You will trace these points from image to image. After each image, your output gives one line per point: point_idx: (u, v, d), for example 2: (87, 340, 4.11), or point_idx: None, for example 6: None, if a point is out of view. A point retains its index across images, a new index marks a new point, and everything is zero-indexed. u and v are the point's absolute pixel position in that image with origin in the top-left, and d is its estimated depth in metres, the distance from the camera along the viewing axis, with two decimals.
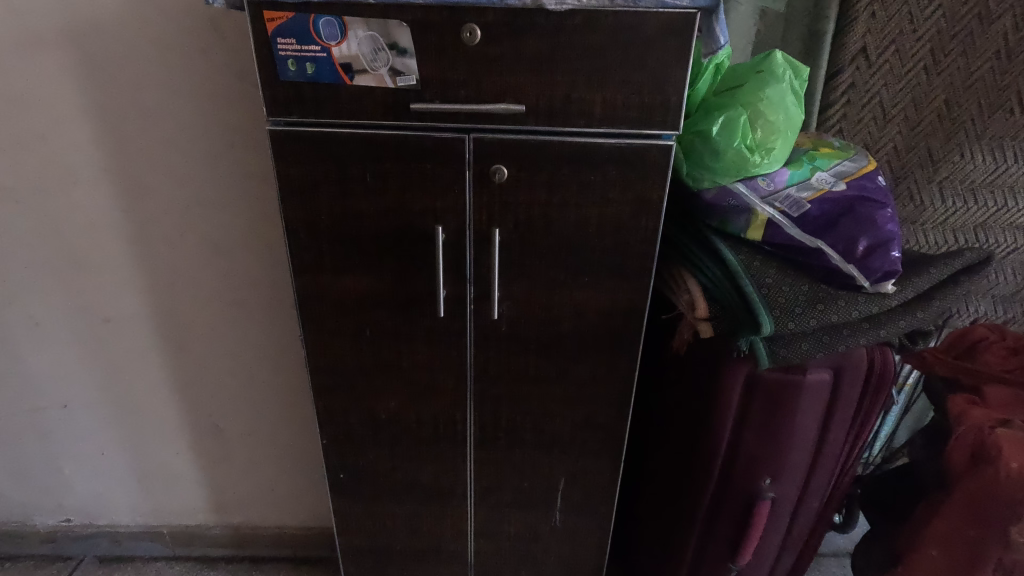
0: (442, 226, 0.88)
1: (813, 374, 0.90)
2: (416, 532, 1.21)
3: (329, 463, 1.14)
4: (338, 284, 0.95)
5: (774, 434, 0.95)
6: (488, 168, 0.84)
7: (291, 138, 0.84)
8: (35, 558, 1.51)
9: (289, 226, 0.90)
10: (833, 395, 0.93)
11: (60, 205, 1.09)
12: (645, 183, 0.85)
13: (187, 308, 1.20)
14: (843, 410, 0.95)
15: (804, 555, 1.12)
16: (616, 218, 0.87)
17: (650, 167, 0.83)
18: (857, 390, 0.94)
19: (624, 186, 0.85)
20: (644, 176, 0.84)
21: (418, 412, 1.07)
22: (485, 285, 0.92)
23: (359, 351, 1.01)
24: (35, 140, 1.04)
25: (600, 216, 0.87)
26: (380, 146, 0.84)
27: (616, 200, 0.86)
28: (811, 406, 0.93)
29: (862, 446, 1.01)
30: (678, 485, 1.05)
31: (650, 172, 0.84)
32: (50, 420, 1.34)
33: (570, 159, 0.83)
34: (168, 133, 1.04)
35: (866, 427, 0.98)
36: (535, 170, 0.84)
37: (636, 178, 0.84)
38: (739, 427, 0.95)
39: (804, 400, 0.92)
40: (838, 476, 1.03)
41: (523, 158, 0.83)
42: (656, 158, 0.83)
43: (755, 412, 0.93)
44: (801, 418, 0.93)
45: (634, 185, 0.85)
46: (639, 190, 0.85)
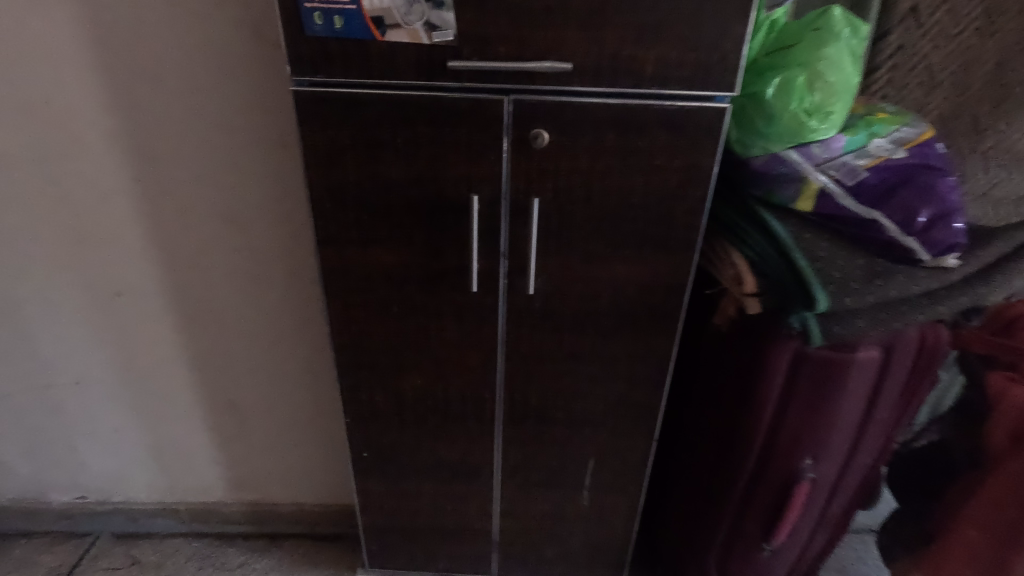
0: (477, 196, 0.83)
1: (863, 352, 0.87)
2: (439, 510, 1.19)
3: (352, 442, 1.11)
4: (365, 258, 0.90)
5: (818, 414, 0.91)
6: (530, 131, 0.79)
7: (316, 100, 0.78)
8: (51, 535, 1.50)
9: (313, 195, 0.85)
10: (882, 373, 0.90)
11: (68, 174, 1.04)
12: (694, 149, 0.79)
13: (203, 282, 1.15)
14: (890, 388, 0.92)
15: (835, 535, 1.11)
16: (662, 187, 0.82)
17: (700, 132, 0.78)
18: (906, 368, 0.91)
19: (672, 152, 0.80)
20: (694, 142, 0.79)
21: (445, 390, 1.03)
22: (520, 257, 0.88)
23: (385, 327, 0.97)
24: (40, 104, 0.98)
25: (645, 184, 0.82)
26: (412, 108, 0.78)
27: (662, 168, 0.81)
28: (859, 385, 0.89)
29: (904, 425, 0.99)
30: (713, 466, 1.03)
31: (700, 137, 0.78)
32: (63, 396, 1.30)
33: (617, 123, 0.78)
34: (180, 97, 0.98)
35: (910, 406, 0.96)
36: (578, 134, 0.79)
37: (685, 143, 0.79)
38: (784, 407, 0.92)
39: (853, 379, 0.88)
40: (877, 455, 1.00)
41: (566, 122, 0.78)
42: (707, 122, 0.77)
43: (800, 392, 0.90)
44: (847, 398, 0.90)
45: (683, 152, 0.80)
46: (688, 156, 0.80)
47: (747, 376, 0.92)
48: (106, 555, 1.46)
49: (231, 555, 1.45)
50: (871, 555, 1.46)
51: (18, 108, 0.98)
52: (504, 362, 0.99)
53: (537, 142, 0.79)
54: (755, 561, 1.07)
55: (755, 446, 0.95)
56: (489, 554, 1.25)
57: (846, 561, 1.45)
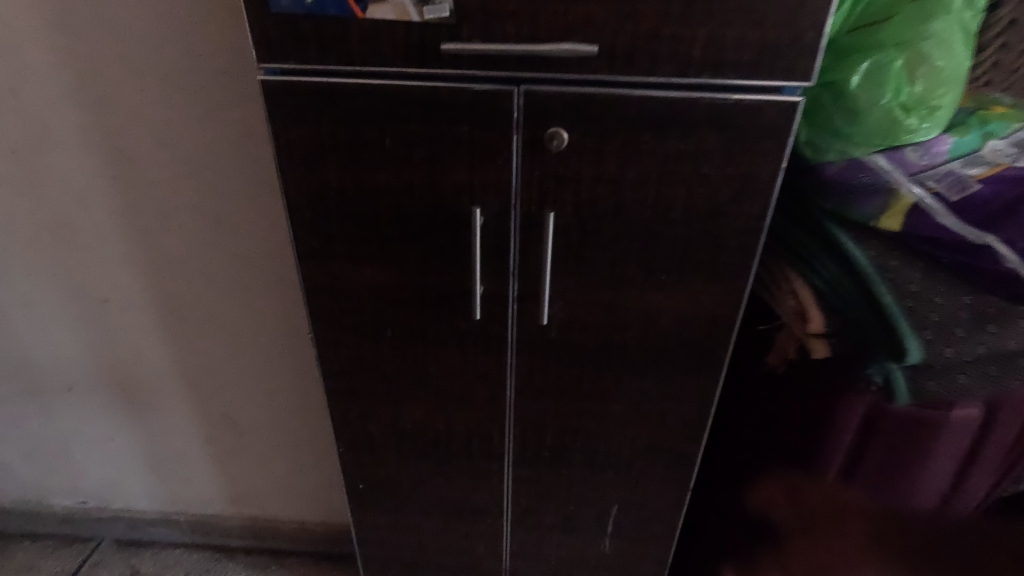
0: (481, 208, 0.69)
1: (959, 411, 0.69)
2: (444, 548, 1.07)
3: (347, 474, 1.00)
4: (352, 276, 0.77)
5: (894, 480, 0.74)
6: (545, 130, 0.64)
7: (289, 91, 0.65)
8: (53, 539, 1.45)
9: (291, 203, 0.73)
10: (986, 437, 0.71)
11: (47, 169, 0.96)
12: (752, 155, 0.63)
13: (192, 287, 1.07)
14: (997, 456, 0.72)
15: None
16: (708, 201, 0.66)
17: (762, 132, 0.61)
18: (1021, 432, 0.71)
19: (724, 158, 0.63)
20: (753, 145, 0.62)
21: (448, 423, 0.90)
22: (533, 281, 0.74)
23: (378, 353, 0.84)
24: (12, 94, 0.90)
25: (687, 198, 0.66)
26: (402, 101, 0.64)
27: (711, 178, 0.65)
28: (951, 450, 0.71)
29: None
30: (761, 528, 0.87)
31: (761, 139, 0.62)
32: (57, 402, 1.25)
33: (654, 122, 0.62)
34: (157, 84, 0.88)
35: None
36: (605, 135, 0.63)
37: (741, 147, 0.63)
38: (849, 472, 0.75)
39: (943, 444, 0.70)
40: None
41: (590, 120, 0.63)
42: (771, 120, 0.61)
43: (870, 453, 0.73)
44: (934, 465, 0.72)
45: (738, 158, 0.63)
46: (743, 163, 0.63)
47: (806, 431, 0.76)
48: (106, 563, 1.41)
49: (230, 572, 1.38)
50: None
51: None
52: (514, 398, 0.85)
53: (553, 144, 0.64)
54: None
55: (812, 513, 0.79)
56: None
57: None
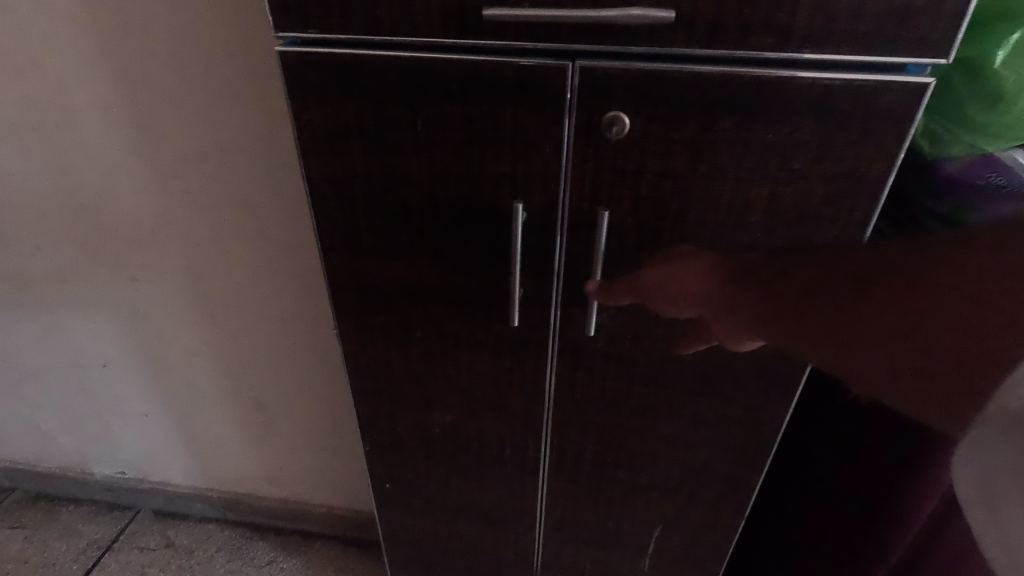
0: (525, 203, 0.60)
1: None
2: (472, 552, 1.02)
3: (373, 473, 0.95)
4: (380, 272, 0.70)
5: None
6: (606, 114, 0.54)
7: (309, 65, 0.57)
8: (95, 505, 1.49)
9: (314, 191, 0.65)
10: None
11: (73, 144, 0.92)
12: (858, 149, 0.52)
13: (221, 270, 1.02)
14: None
15: None
16: (796, 203, 0.55)
17: (873, 122, 0.50)
18: None
19: (820, 152, 0.53)
20: (860, 137, 0.51)
21: (480, 430, 0.84)
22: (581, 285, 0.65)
23: (407, 354, 0.78)
24: (34, 64, 0.86)
25: (771, 199, 0.56)
26: (437, 77, 0.56)
27: (802, 175, 0.54)
28: None
29: None
30: (833, 561, 0.80)
31: (872, 130, 0.51)
32: (94, 377, 1.25)
33: (738, 106, 0.52)
34: (178, 54, 0.81)
35: None
36: (676, 121, 0.53)
37: (844, 140, 0.52)
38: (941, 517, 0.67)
39: None
40: None
41: (659, 103, 0.52)
42: (885, 106, 0.50)
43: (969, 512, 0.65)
44: None
45: (839, 153, 0.52)
46: (845, 159, 0.53)
47: (894, 470, 0.70)
48: (143, 533, 1.43)
49: (260, 550, 1.38)
50: None
51: (15, 69, 0.86)
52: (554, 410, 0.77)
53: (614, 131, 0.54)
54: None
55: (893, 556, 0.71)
56: None
57: None
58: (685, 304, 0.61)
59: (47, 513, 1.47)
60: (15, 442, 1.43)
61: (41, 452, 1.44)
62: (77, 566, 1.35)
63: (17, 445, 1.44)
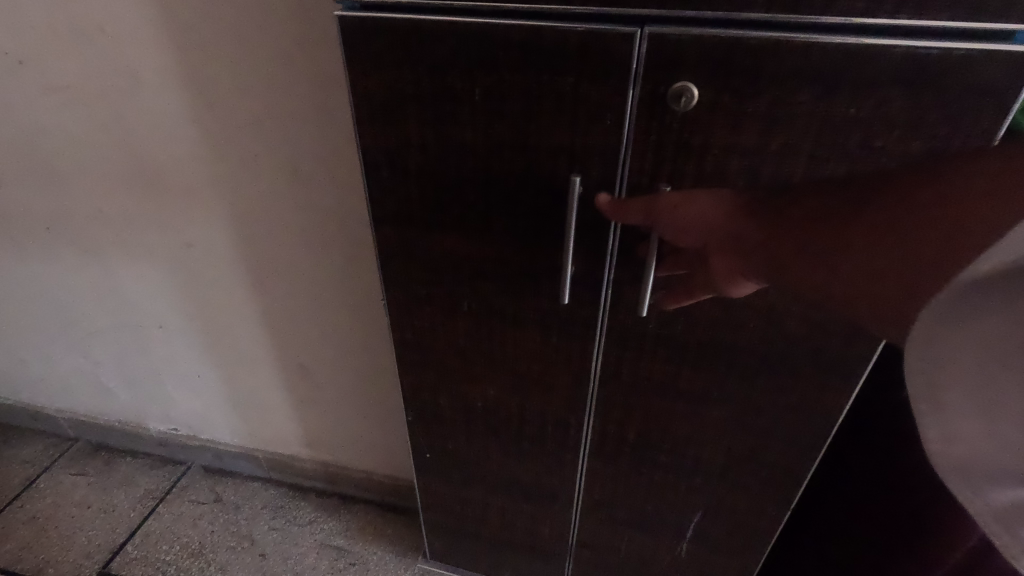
0: (582, 177, 0.58)
1: None
2: (507, 525, 1.04)
3: (414, 442, 0.97)
4: (430, 244, 0.70)
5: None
6: (675, 84, 0.51)
7: (368, 30, 0.56)
8: (151, 458, 1.58)
9: (367, 160, 0.65)
10: None
11: (134, 110, 0.95)
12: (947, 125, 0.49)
13: (271, 238, 1.05)
14: None
15: None
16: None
17: (967, 96, 0.47)
18: None
19: (905, 128, 0.49)
20: (949, 113, 0.48)
21: (522, 406, 0.84)
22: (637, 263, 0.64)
23: (453, 327, 0.78)
24: (99, 31, 0.88)
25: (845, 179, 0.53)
26: (497, 44, 0.54)
27: (881, 154, 0.51)
28: None
29: None
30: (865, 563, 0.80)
31: (963, 105, 0.48)
32: (150, 337, 1.30)
33: (818, 77, 0.49)
34: (234, 20, 0.82)
35: None
36: (751, 92, 0.51)
37: (932, 117, 0.49)
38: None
39: None
40: None
41: (734, 72, 0.50)
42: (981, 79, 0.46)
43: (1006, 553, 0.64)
44: None
45: (925, 130, 0.49)
46: (931, 137, 0.49)
47: (939, 491, 0.69)
48: (194, 487, 1.50)
49: (302, 510, 1.43)
50: None
51: (81, 34, 0.89)
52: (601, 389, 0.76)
53: (682, 102, 0.52)
54: None
55: (953, 556, 0.68)
56: None
57: None
58: (695, 236, 0.55)
59: (107, 463, 1.57)
60: (78, 396, 1.52)
61: (102, 406, 1.53)
62: (134, 514, 1.44)
63: (80, 399, 1.53)
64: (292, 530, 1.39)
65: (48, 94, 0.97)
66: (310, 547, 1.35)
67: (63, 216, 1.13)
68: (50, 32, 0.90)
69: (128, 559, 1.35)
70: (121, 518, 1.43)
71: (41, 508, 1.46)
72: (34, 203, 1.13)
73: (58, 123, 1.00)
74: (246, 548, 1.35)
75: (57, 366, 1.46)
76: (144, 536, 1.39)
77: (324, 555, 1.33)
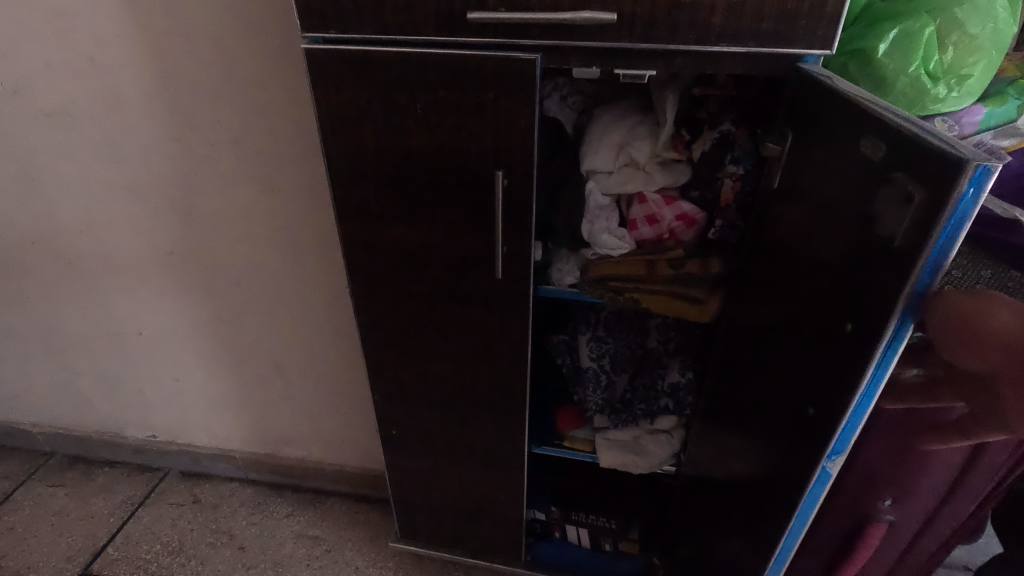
0: (505, 171, 0.73)
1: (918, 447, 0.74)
2: (469, 495, 1.15)
3: (381, 421, 1.08)
4: (387, 235, 0.83)
5: (849, 478, 0.82)
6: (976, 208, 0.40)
7: (328, 59, 0.70)
8: (128, 467, 1.64)
9: (330, 165, 0.78)
10: (917, 472, 0.78)
11: (119, 130, 1.06)
12: (915, 181, 0.42)
13: (244, 243, 1.16)
14: (932, 481, 0.79)
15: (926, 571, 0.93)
16: (875, 225, 0.47)
17: (953, 171, 0.39)
18: (949, 472, 0.78)
19: (940, 204, 0.40)
20: (984, 190, 0.39)
21: (474, 377, 0.96)
22: (820, 380, 0.57)
23: (410, 308, 0.91)
24: (87, 61, 1.00)
25: (915, 246, 0.42)
26: (432, 69, 0.68)
27: (931, 229, 0.41)
28: (898, 466, 0.78)
29: (959, 506, 0.83)
30: None
31: (936, 183, 0.40)
32: (130, 343, 1.39)
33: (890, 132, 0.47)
34: (210, 51, 0.95)
35: (963, 490, 0.80)
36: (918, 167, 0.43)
37: (927, 210, 0.41)
38: (856, 451, 0.79)
39: (886, 459, 0.78)
40: (924, 530, 0.86)
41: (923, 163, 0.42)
42: (944, 154, 0.39)
43: (863, 461, 0.79)
44: (892, 471, 0.78)
45: (949, 208, 0.39)
46: (904, 184, 0.44)
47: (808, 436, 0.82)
48: (172, 491, 1.57)
49: (278, 505, 1.51)
50: None
51: (71, 64, 1.01)
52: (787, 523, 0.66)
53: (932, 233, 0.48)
54: None
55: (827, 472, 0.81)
56: (518, 541, 1.20)
57: None
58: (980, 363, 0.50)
59: (84, 473, 1.62)
60: (54, 409, 1.58)
61: (78, 417, 1.58)
62: (114, 519, 1.49)
63: (58, 412, 1.58)
64: (269, 523, 1.47)
65: (40, 119, 1.08)
66: (287, 537, 1.44)
67: (49, 231, 1.23)
68: (45, 64, 1.01)
69: (110, 560, 1.40)
70: (101, 523, 1.48)
71: (20, 518, 1.49)
72: (19, 219, 1.22)
73: (48, 145, 1.11)
74: (225, 542, 1.43)
75: (35, 380, 1.52)
76: (124, 538, 1.44)
77: (301, 544, 1.42)
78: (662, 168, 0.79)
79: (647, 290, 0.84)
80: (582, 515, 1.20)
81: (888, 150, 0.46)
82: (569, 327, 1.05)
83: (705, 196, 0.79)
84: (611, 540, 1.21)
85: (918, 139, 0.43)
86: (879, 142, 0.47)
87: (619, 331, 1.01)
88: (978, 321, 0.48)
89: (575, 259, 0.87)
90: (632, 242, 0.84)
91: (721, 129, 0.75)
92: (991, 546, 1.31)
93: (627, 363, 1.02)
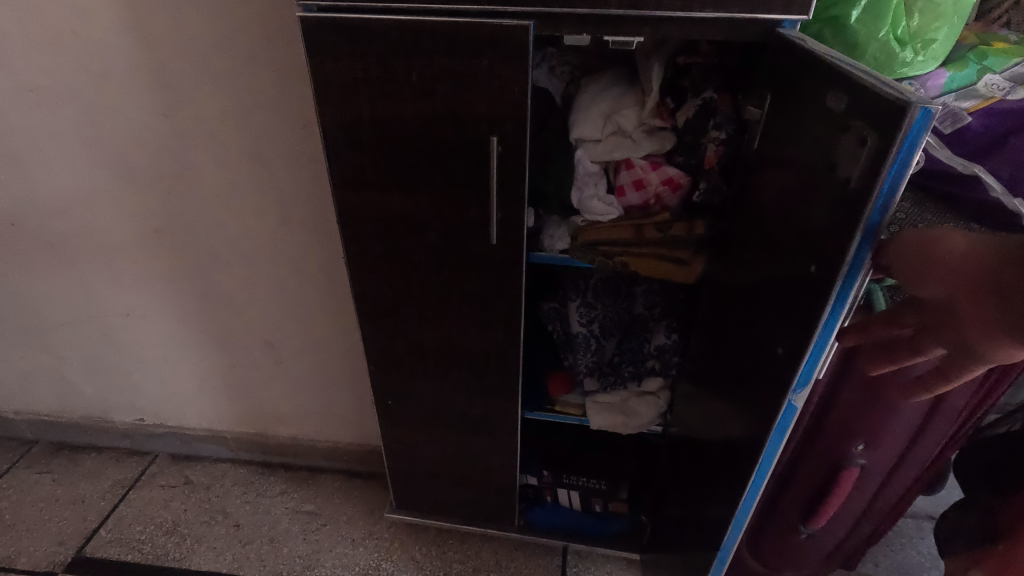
0: (499, 136, 0.76)
1: (886, 394, 0.81)
2: (463, 461, 1.18)
3: (376, 390, 1.10)
4: (381, 203, 0.85)
5: (828, 429, 0.87)
6: (917, 154, 0.45)
7: (324, 26, 0.71)
8: (116, 452, 1.63)
9: (326, 133, 0.79)
10: (886, 418, 0.84)
11: (103, 105, 1.05)
12: (869, 126, 0.47)
13: (232, 218, 1.16)
14: (899, 425, 0.85)
15: (898, 510, 1.00)
16: (836, 169, 0.52)
17: (899, 113, 0.43)
18: (915, 417, 0.84)
19: (887, 144, 0.45)
20: (925, 131, 0.44)
21: (467, 343, 0.99)
22: (789, 320, 0.62)
23: (404, 276, 0.93)
24: (68, 34, 0.98)
25: (867, 184, 0.47)
26: (428, 37, 0.70)
27: (880, 167, 0.45)
28: (870, 412, 0.84)
29: (926, 450, 0.89)
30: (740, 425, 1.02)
31: (886, 126, 0.45)
32: (116, 325, 1.38)
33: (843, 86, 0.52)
34: (197, 25, 0.95)
35: (928, 433, 0.87)
36: (865, 117, 0.48)
37: (878, 153, 0.45)
38: (831, 403, 0.85)
39: (859, 408, 0.84)
40: (894, 473, 0.93)
41: (870, 112, 0.47)
42: (892, 100, 0.44)
43: (839, 411, 0.85)
44: (863, 418, 0.85)
45: (895, 148, 0.44)
46: (861, 130, 0.48)
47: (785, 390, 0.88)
48: (162, 473, 1.57)
49: (271, 484, 1.53)
50: (926, 543, 1.33)
51: (52, 38, 0.99)
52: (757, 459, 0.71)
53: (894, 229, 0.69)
54: (792, 542, 1.02)
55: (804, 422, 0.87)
56: (512, 506, 1.24)
57: (904, 539, 1.34)
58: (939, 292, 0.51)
59: (71, 459, 1.60)
60: (37, 395, 1.56)
61: (62, 403, 1.57)
62: (105, 502, 1.49)
63: (42, 398, 1.57)
64: (263, 501, 1.48)
65: (19, 96, 1.06)
66: (283, 513, 1.45)
67: (30, 212, 1.21)
68: (24, 38, 1.00)
69: (103, 541, 1.39)
70: (91, 507, 1.48)
71: (6, 505, 1.48)
72: None
73: (29, 123, 1.09)
74: (220, 521, 1.44)
75: (17, 366, 1.50)
76: (116, 521, 1.44)
77: (296, 519, 1.44)
78: (648, 136, 0.82)
79: (635, 253, 0.87)
80: (573, 479, 1.24)
81: (849, 102, 0.50)
82: (559, 295, 1.08)
83: (690, 161, 0.82)
84: (601, 501, 1.26)
85: (872, 90, 0.47)
86: (842, 95, 0.52)
87: (608, 299, 1.05)
88: (930, 250, 0.52)
89: (565, 226, 0.90)
90: (619, 208, 0.87)
91: (704, 96, 0.79)
92: (951, 495, 1.41)
93: (616, 329, 1.06)
